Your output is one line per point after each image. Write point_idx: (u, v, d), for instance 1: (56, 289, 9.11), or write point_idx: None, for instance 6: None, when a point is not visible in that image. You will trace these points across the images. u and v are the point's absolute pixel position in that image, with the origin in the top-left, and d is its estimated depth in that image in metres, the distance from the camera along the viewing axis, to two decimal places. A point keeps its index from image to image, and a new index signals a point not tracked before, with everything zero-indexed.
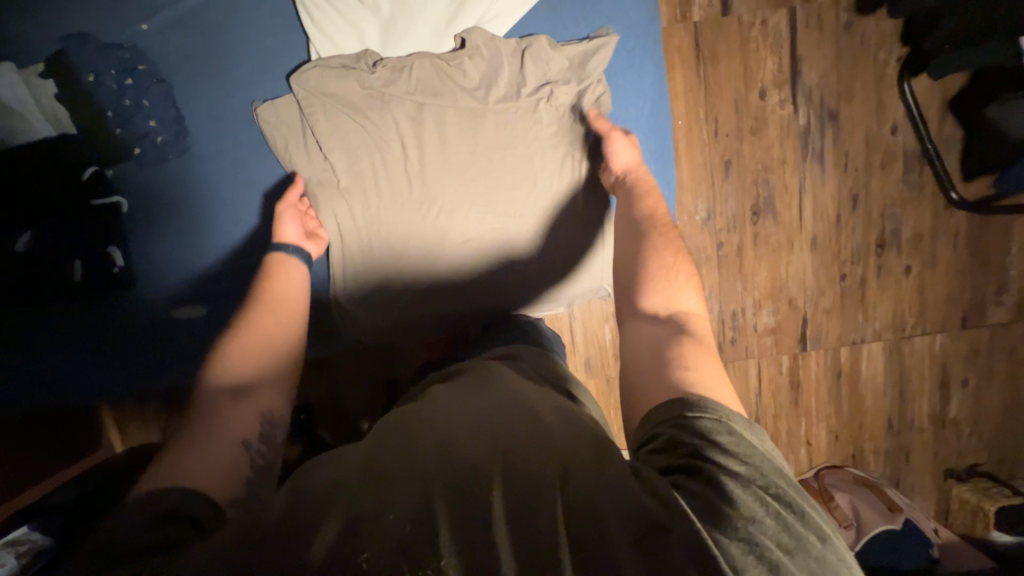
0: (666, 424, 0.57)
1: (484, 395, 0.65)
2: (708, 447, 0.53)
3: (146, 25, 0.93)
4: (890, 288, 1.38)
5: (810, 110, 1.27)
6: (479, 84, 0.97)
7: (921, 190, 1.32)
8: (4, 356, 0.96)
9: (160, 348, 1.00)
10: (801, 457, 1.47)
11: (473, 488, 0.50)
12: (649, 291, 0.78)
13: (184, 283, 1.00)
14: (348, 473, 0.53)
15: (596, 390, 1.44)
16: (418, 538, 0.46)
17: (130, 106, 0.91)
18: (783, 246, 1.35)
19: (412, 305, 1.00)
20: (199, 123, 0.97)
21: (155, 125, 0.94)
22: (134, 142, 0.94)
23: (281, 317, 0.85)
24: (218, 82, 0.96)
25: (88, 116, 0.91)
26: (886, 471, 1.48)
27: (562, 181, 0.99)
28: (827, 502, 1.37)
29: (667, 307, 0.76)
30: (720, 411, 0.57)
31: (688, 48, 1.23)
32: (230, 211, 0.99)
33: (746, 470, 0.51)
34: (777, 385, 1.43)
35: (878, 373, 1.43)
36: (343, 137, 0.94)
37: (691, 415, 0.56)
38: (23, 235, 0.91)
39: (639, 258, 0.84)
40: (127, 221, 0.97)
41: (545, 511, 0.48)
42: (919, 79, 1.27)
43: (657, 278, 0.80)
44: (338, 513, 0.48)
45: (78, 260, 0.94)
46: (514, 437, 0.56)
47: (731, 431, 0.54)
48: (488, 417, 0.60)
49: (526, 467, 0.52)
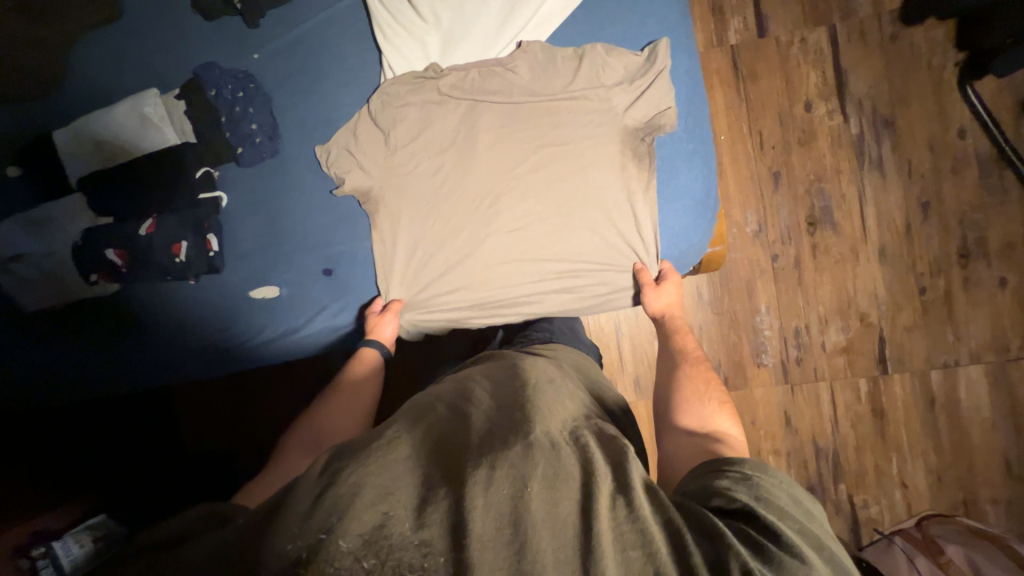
0: (730, 471, 0.59)
1: (520, 397, 0.64)
2: (766, 500, 0.55)
3: (257, 54, 0.89)
4: (983, 303, 1.23)
5: (862, 118, 1.25)
6: (538, 85, 0.90)
7: (1005, 195, 1.22)
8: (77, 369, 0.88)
9: (219, 360, 0.89)
10: (896, 502, 1.27)
11: (506, 485, 0.50)
12: (682, 412, 0.79)
13: (255, 278, 0.88)
14: (376, 458, 0.52)
15: (647, 412, 1.36)
16: (449, 540, 0.45)
17: (239, 112, 0.86)
18: (847, 258, 1.27)
19: (468, 309, 0.91)
20: (295, 132, 0.89)
21: (258, 128, 0.86)
22: (239, 142, 0.86)
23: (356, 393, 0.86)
24: (304, 90, 0.89)
25: (206, 121, 0.85)
26: (1012, 524, 1.23)
27: (622, 181, 0.89)
28: (937, 556, 1.13)
29: (702, 424, 0.76)
30: (784, 478, 0.59)
31: (726, 69, 1.28)
32: (312, 237, 0.88)
33: (800, 530, 0.53)
34: (857, 414, 1.28)
35: (982, 403, 1.24)
36: (406, 150, 0.89)
37: (751, 470, 0.59)
38: (147, 219, 0.83)
39: (673, 381, 0.87)
40: (224, 219, 0.88)
41: (578, 506, 0.50)
42: (984, 81, 1.22)
43: (690, 401, 0.81)
44: (371, 491, 0.48)
45: (184, 241, 0.83)
46: (545, 439, 0.55)
47: (791, 495, 0.57)
48: (523, 417, 0.59)
49: (561, 464, 0.53)
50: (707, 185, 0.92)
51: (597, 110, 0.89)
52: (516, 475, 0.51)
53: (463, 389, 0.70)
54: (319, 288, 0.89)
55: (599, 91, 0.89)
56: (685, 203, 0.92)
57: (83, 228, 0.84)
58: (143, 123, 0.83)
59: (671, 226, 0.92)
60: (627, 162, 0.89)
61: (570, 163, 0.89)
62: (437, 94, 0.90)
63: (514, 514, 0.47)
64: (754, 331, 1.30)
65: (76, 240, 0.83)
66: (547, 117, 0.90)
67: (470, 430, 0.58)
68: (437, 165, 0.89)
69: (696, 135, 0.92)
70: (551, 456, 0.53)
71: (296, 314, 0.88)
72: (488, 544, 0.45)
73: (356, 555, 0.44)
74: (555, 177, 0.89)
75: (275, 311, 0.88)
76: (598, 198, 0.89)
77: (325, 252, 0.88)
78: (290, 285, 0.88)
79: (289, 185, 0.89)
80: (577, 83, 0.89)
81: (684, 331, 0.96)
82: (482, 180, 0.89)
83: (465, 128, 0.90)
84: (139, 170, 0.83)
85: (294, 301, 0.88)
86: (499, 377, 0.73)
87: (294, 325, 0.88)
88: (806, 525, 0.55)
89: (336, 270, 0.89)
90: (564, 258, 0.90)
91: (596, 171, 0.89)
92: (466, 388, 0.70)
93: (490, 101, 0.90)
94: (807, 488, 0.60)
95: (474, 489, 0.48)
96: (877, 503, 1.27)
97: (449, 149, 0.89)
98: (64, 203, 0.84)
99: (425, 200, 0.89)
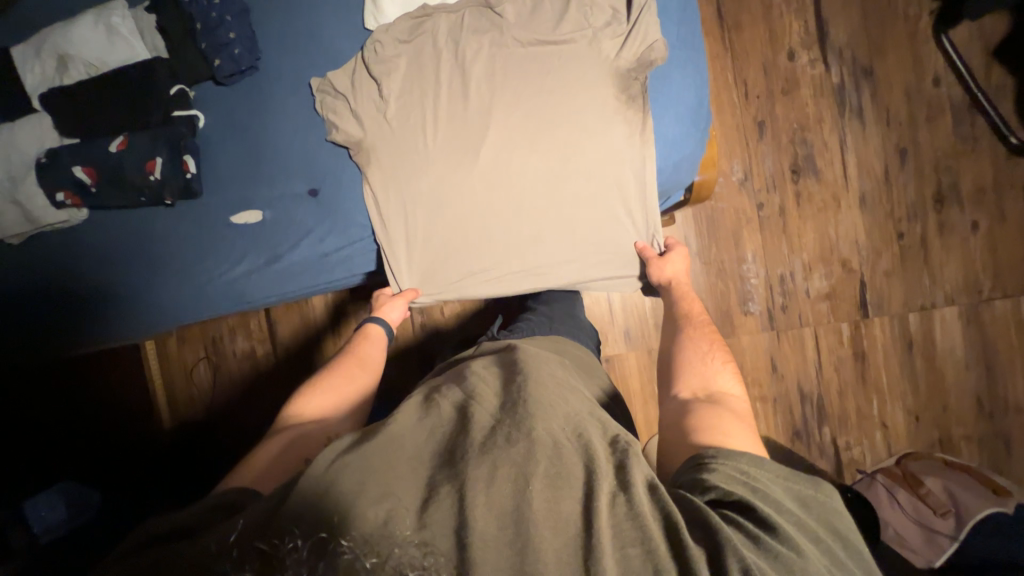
0: (725, 464, 0.54)
1: (524, 387, 0.63)
2: (762, 493, 0.51)
3: None
4: (956, 247, 1.28)
5: (843, 68, 1.27)
6: (527, 23, 0.86)
7: (976, 141, 1.26)
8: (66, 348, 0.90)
9: (202, 303, 0.89)
10: (877, 443, 1.31)
11: (506, 484, 0.50)
12: (683, 377, 0.76)
13: (234, 202, 0.86)
14: (378, 459, 0.53)
15: (638, 364, 1.37)
16: (452, 541, 0.46)
17: (215, 19, 0.81)
18: (829, 205, 1.30)
19: (463, 274, 0.90)
20: (276, 53, 0.86)
21: (236, 38, 0.81)
22: (215, 54, 0.81)
23: (358, 371, 0.86)
24: (284, 12, 0.86)
25: (180, 32, 0.81)
26: (983, 459, 1.28)
27: (615, 133, 0.85)
28: (916, 489, 1.18)
29: (702, 389, 0.72)
30: (782, 468, 0.55)
31: (711, 18, 1.29)
32: (293, 156, 0.86)
33: (801, 525, 0.50)
34: (839, 358, 1.31)
35: (956, 343, 1.29)
36: (401, 100, 0.86)
37: (747, 461, 0.55)
38: (117, 137, 0.80)
39: (675, 346, 0.83)
40: (203, 140, 0.86)
41: (578, 502, 0.50)
42: (957, 30, 1.26)
43: (691, 361, 0.79)
44: (374, 496, 0.49)
45: (159, 158, 0.79)
46: (547, 437, 0.55)
47: (789, 486, 0.53)
48: (526, 410, 0.58)
49: (564, 461, 0.53)
50: (700, 91, 0.88)
51: (586, 52, 0.85)
52: (520, 475, 0.51)
53: (468, 378, 0.67)
54: (301, 210, 0.86)
55: (587, 27, 0.85)
56: (680, 111, 0.88)
57: (47, 147, 0.81)
58: (110, 36, 0.80)
59: (666, 135, 0.88)
60: (620, 108, 0.85)
61: (559, 124, 0.85)
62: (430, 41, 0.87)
63: (515, 514, 0.48)
64: (741, 280, 1.32)
65: (39, 157, 0.80)
66: (536, 71, 0.85)
67: (473, 428, 0.57)
68: (424, 122, 0.86)
69: (688, 42, 0.88)
70: (553, 453, 0.54)
71: (280, 244, 0.87)
72: (488, 543, 0.46)
73: (356, 553, 0.45)
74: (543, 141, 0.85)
75: (256, 237, 0.86)
76: (590, 157, 0.86)
77: (310, 172, 0.86)
78: (271, 212, 0.86)
79: (266, 103, 0.86)
80: (565, 19, 0.85)
81: (690, 300, 0.93)
82: (463, 144, 0.85)
83: (455, 86, 0.86)
84: (106, 84, 0.80)
85: (277, 229, 0.86)
86: (504, 365, 0.72)
87: (277, 252, 0.87)
88: (804, 516, 0.51)
89: (321, 190, 0.86)
90: (560, 218, 0.88)
91: (587, 130, 0.85)
92: (470, 377, 0.67)
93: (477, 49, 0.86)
94: (805, 475, 0.55)
95: (474, 488, 0.49)
96: (859, 445, 1.31)
97: (438, 104, 0.86)
98: (30, 121, 0.81)
99: (412, 160, 0.85)
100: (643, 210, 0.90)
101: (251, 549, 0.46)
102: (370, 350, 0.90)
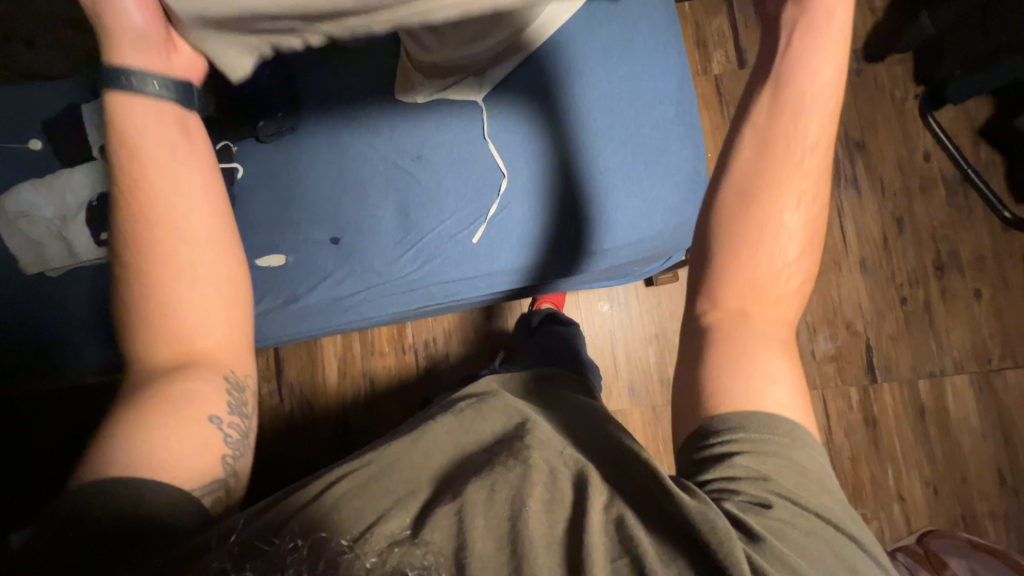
0: (734, 438, 0.52)
1: (523, 420, 0.63)
2: (765, 474, 0.50)
3: None
4: (961, 313, 1.29)
5: (836, 141, 1.36)
6: (534, 86, 0.93)
7: (971, 213, 1.31)
8: (61, 364, 0.91)
9: None
10: (895, 516, 1.24)
11: (503, 503, 0.50)
12: (728, 283, 0.62)
13: (262, 241, 0.93)
14: (375, 476, 0.54)
15: (642, 420, 1.35)
16: (452, 550, 0.47)
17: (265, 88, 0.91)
18: (830, 268, 1.33)
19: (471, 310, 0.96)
20: (311, 113, 0.95)
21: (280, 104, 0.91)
22: (261, 117, 0.93)
23: (201, 250, 0.68)
24: (324, 80, 0.96)
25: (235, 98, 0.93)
26: (1012, 540, 1.21)
27: (614, 184, 0.91)
28: (940, 570, 1.10)
29: (750, 301, 0.61)
30: (795, 438, 0.52)
31: (711, 95, 1.39)
32: (320, 206, 0.93)
33: (805, 503, 0.49)
34: (849, 423, 1.28)
35: (970, 412, 1.26)
36: (419, 154, 0.94)
37: (759, 433, 0.52)
38: None
39: (724, 242, 0.63)
40: (240, 188, 0.94)
41: (567, 520, 0.49)
42: (943, 112, 1.35)
43: (751, 258, 0.62)
44: (374, 508, 0.51)
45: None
46: (544, 463, 0.54)
47: (797, 462, 0.51)
48: (525, 441, 0.58)
49: (558, 484, 0.52)
50: (699, 163, 0.93)
51: (587, 112, 0.92)
52: (517, 494, 0.50)
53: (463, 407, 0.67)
54: (322, 254, 0.92)
55: (592, 92, 0.92)
56: (678, 180, 0.92)
57: (98, 190, 0.90)
58: None
59: (666, 201, 0.91)
60: (619, 166, 0.91)
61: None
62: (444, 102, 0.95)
63: (511, 532, 0.47)
64: None
65: (92, 201, 0.89)
66: (540, 129, 0.93)
67: (472, 457, 0.57)
68: (434, 173, 0.94)
69: (686, 118, 0.94)
70: (549, 478, 0.53)
71: (298, 280, 0.92)
72: (486, 560, 0.46)
73: (357, 552, 0.47)
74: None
75: (279, 274, 0.92)
76: (588, 204, 0.91)
77: (334, 222, 0.93)
78: (293, 251, 0.92)
79: (297, 158, 0.94)
80: (571, 84, 0.92)
81: (780, 185, 0.63)
82: (473, 191, 0.93)
83: (463, 140, 0.94)
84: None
85: (298, 266, 0.92)
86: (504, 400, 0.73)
87: (294, 293, 0.92)
88: (813, 514, 0.48)
89: (343, 238, 0.92)
90: (563, 260, 0.92)
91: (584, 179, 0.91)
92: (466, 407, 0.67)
93: (501, 101, 0.94)
94: (816, 439, 0.54)
95: (473, 510, 0.49)
96: (876, 518, 1.25)
97: (447, 156, 0.94)
98: (88, 167, 0.90)
99: (424, 206, 0.93)
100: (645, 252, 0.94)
101: (249, 546, 0.47)
102: (184, 223, 0.68)
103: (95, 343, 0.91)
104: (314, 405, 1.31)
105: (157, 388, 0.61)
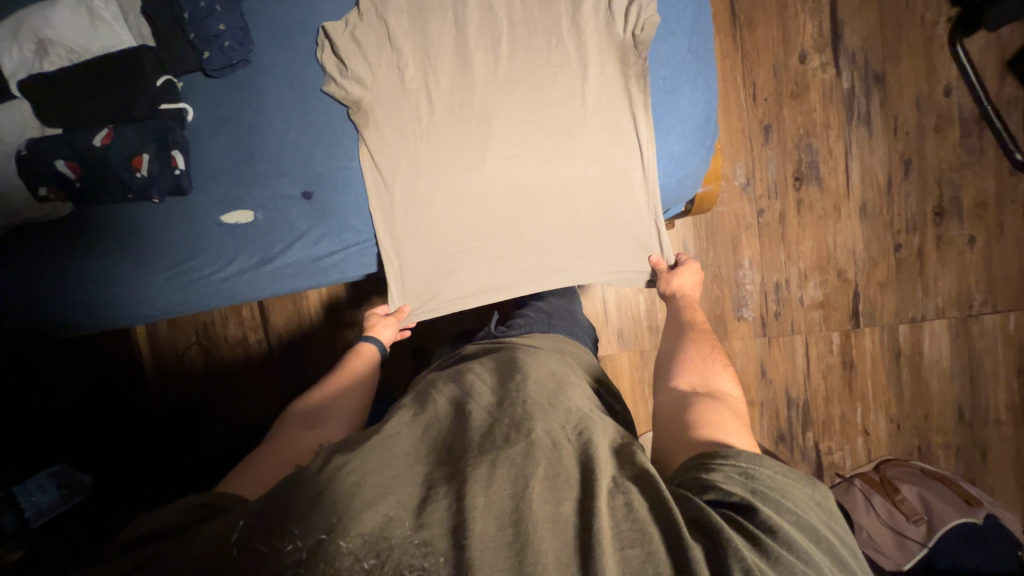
0: (727, 465, 0.53)
1: (521, 389, 0.64)
2: (761, 494, 0.51)
3: None
4: (953, 260, 1.28)
5: (855, 73, 1.24)
6: (533, 30, 0.84)
7: (982, 155, 1.25)
8: (32, 325, 0.89)
9: (181, 295, 0.88)
10: (858, 448, 1.34)
11: (505, 483, 0.50)
12: (680, 371, 0.74)
13: (227, 193, 0.84)
14: (377, 454, 0.54)
15: (629, 364, 1.38)
16: (449, 540, 0.46)
17: (204, 8, 0.77)
18: (829, 214, 1.29)
19: (462, 283, 0.93)
20: (268, 43, 0.82)
21: (226, 29, 0.78)
22: (204, 46, 0.78)
23: (356, 385, 0.83)
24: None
25: (169, 20, 0.79)
26: (958, 466, 1.33)
27: (617, 146, 0.86)
28: (891, 495, 1.21)
29: (700, 385, 0.70)
30: (783, 468, 0.54)
31: (724, 14, 1.24)
32: (288, 156, 0.83)
33: (800, 522, 0.50)
34: (828, 365, 1.33)
35: (943, 355, 1.31)
36: (396, 99, 0.83)
37: (748, 461, 0.53)
38: (103, 129, 0.77)
39: (674, 344, 0.82)
40: (192, 134, 0.83)
41: (568, 500, 0.50)
42: (973, 40, 1.23)
43: (692, 358, 0.76)
44: (372, 489, 0.49)
45: (146, 154, 0.77)
46: (546, 437, 0.56)
47: (789, 483, 0.53)
48: (525, 411, 0.59)
49: (562, 463, 0.54)
50: (709, 108, 0.88)
51: (589, 60, 0.84)
52: (519, 473, 0.51)
53: (466, 379, 0.69)
54: (297, 210, 0.85)
55: (595, 36, 0.84)
56: (684, 128, 0.88)
57: (26, 135, 0.78)
58: (94, 22, 0.76)
59: (670, 150, 0.89)
60: (625, 124, 0.86)
61: (565, 128, 0.86)
62: (424, 35, 0.83)
63: (514, 514, 0.48)
64: (736, 285, 1.31)
65: (19, 149, 0.77)
66: (540, 82, 0.85)
67: (471, 428, 0.58)
68: (418, 130, 0.84)
69: (699, 54, 0.86)
70: (552, 455, 0.54)
71: (273, 241, 0.86)
72: (488, 544, 0.46)
73: (357, 555, 0.45)
74: (563, 156, 0.86)
75: (250, 231, 0.85)
76: (589, 170, 0.87)
77: (303, 173, 0.84)
78: (262, 205, 0.84)
79: (257, 97, 0.83)
80: (576, 26, 0.84)
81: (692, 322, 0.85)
82: (464, 149, 0.85)
83: (447, 90, 0.84)
84: (90, 74, 0.77)
85: (272, 227, 0.85)
86: (501, 364, 0.74)
87: (269, 254, 0.86)
88: (792, 533, 0.48)
89: (316, 193, 0.84)
90: (561, 228, 0.90)
91: (586, 141, 0.86)
92: (467, 378, 0.69)
93: (492, 43, 0.84)
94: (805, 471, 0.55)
95: (475, 488, 0.49)
96: (841, 450, 1.35)
97: (430, 108, 0.84)
98: (7, 107, 0.77)
99: (408, 167, 0.85)
100: (644, 218, 0.92)
101: (247, 549, 0.46)
102: (363, 369, 0.86)
103: (61, 306, 0.87)
104: (303, 354, 1.30)
105: (272, 444, 0.70)
